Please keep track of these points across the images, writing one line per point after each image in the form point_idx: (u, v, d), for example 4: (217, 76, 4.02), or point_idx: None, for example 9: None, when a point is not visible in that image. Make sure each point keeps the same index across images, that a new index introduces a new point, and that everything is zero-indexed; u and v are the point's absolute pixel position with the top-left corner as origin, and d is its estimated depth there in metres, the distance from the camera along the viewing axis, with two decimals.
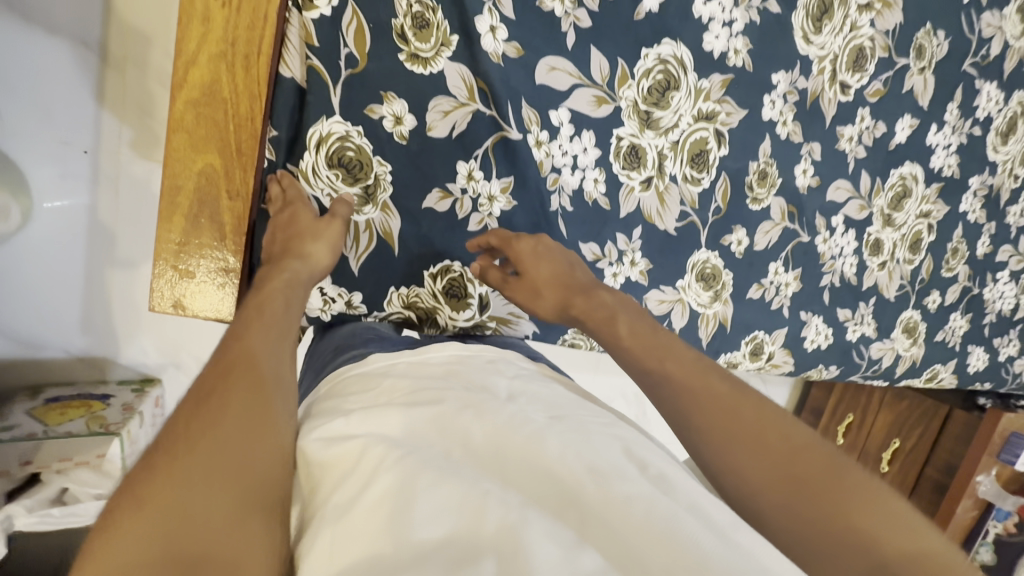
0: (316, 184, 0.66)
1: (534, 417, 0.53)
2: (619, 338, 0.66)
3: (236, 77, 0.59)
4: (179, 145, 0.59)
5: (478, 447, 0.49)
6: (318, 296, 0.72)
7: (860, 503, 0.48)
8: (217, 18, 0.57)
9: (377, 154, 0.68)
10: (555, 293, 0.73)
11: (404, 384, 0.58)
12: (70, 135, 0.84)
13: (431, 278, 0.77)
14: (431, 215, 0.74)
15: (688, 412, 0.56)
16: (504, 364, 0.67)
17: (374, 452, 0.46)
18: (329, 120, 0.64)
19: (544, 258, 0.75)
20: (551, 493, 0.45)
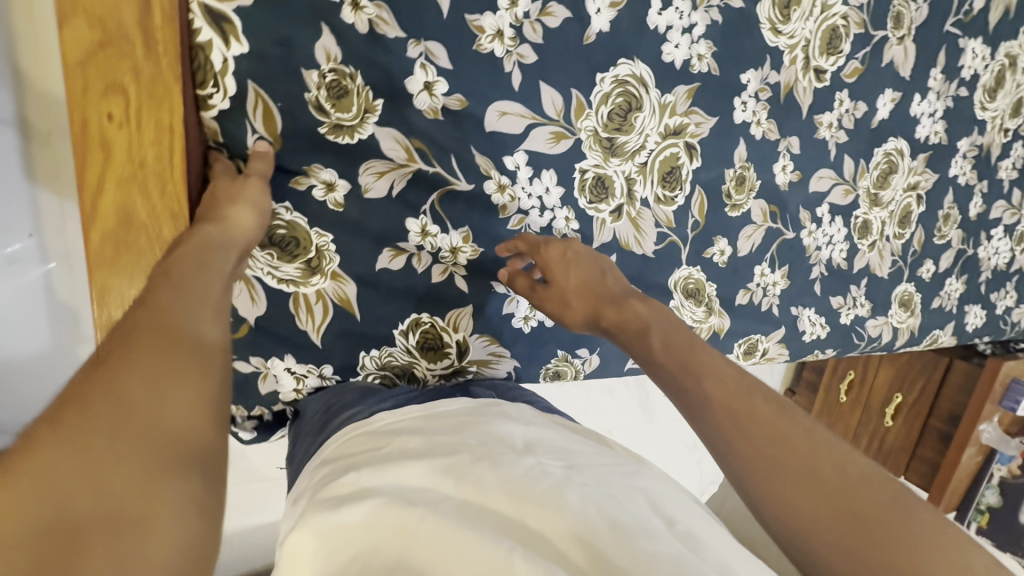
0: (254, 266, 0.63)
1: (545, 462, 0.50)
2: (652, 351, 0.59)
3: (151, 198, 0.53)
4: (107, 278, 0.55)
5: (500, 504, 0.46)
6: (290, 374, 0.69)
7: (908, 521, 0.42)
8: (118, 140, 0.51)
9: (314, 225, 0.64)
10: (583, 301, 0.67)
11: (412, 437, 0.54)
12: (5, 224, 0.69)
13: (403, 335, 0.73)
14: (391, 276, 0.70)
15: (727, 435, 0.49)
16: (512, 408, 0.62)
17: (393, 508, 0.44)
18: None
19: (573, 263, 0.69)
20: (579, 549, 0.42)
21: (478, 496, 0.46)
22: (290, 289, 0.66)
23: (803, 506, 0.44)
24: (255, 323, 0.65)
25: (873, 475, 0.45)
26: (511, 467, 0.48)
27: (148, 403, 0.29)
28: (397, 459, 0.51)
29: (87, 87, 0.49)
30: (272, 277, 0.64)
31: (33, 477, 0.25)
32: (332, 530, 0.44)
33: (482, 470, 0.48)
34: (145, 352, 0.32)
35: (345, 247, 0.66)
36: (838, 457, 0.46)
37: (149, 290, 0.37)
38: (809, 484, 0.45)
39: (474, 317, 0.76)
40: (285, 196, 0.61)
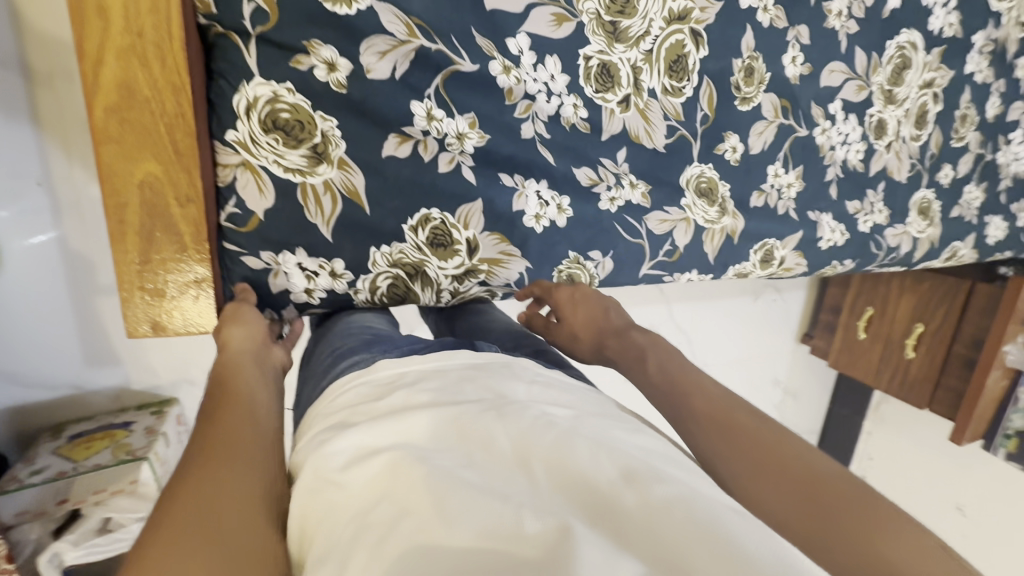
0: (258, 153, 0.63)
1: (558, 414, 0.44)
2: (647, 372, 0.57)
3: (152, 71, 0.52)
4: (114, 159, 0.54)
5: (504, 456, 0.40)
6: (301, 273, 0.69)
7: (864, 510, 0.39)
8: (115, 7, 0.50)
9: (318, 108, 0.63)
10: (591, 336, 0.69)
11: (419, 388, 0.48)
12: (19, 169, 0.84)
13: (412, 231, 0.72)
14: (397, 166, 0.69)
15: (707, 434, 0.47)
16: (520, 366, 0.53)
17: (398, 461, 0.39)
18: (252, 84, 0.60)
19: (581, 304, 0.72)
20: (581, 494, 0.37)
21: (485, 452, 0.40)
22: (296, 178, 0.65)
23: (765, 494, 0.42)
24: (264, 216, 0.65)
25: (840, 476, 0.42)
26: (516, 421, 0.42)
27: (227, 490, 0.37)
28: (393, 417, 0.44)
29: None
30: (278, 167, 0.64)
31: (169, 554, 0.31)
32: (328, 508, 0.38)
33: (488, 425, 0.42)
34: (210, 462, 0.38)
35: (350, 133, 0.66)
36: (808, 457, 0.44)
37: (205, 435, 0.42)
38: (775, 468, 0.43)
39: (484, 215, 0.75)
40: (284, 76, 0.61)
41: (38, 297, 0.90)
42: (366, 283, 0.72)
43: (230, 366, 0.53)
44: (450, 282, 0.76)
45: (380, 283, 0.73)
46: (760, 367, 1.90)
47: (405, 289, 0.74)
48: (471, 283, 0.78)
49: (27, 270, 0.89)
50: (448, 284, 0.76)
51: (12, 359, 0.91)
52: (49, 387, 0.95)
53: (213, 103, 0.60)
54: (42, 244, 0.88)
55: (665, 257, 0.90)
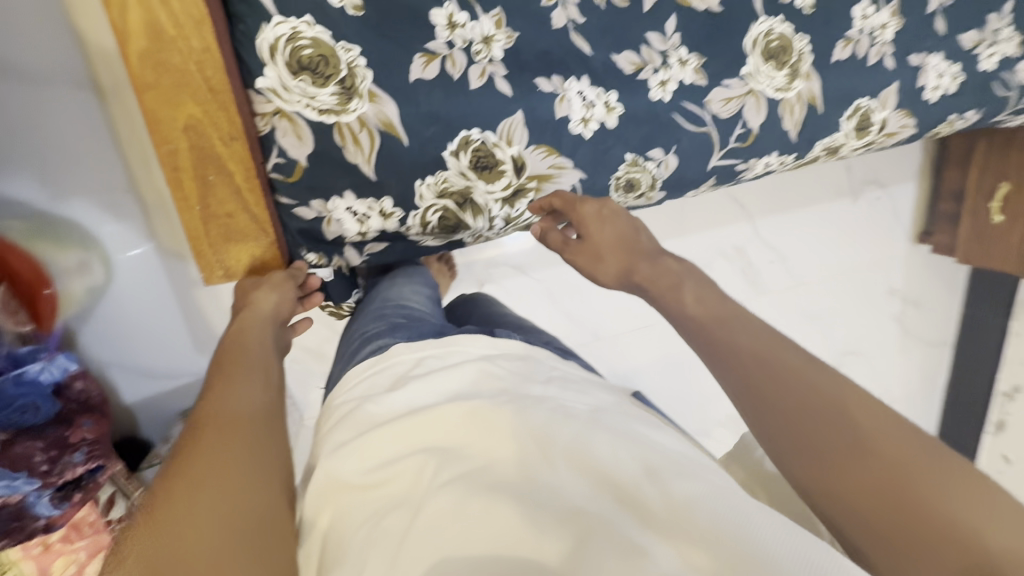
0: (290, 99, 0.60)
1: (578, 411, 0.46)
2: (686, 311, 0.55)
3: (172, 8, 0.52)
4: (156, 106, 0.55)
5: (527, 451, 0.42)
6: (351, 217, 0.66)
7: (931, 471, 0.38)
8: None
9: (339, 39, 0.59)
10: (618, 257, 0.65)
11: (447, 378, 0.51)
12: (109, 179, 0.92)
13: (454, 156, 0.67)
14: (428, 89, 0.64)
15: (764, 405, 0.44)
16: (533, 362, 0.55)
17: (423, 468, 0.42)
18: (270, 24, 0.57)
19: (607, 221, 0.67)
20: (605, 489, 0.39)
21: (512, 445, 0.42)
22: (331, 119, 0.61)
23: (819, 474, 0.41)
24: (308, 162, 0.62)
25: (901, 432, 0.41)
26: (530, 416, 0.44)
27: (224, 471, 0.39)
28: (414, 414, 0.47)
29: None
30: (311, 110, 0.61)
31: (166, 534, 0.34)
32: (347, 506, 0.43)
33: (509, 419, 0.44)
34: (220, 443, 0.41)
35: (374, 60, 0.61)
36: (868, 413, 0.42)
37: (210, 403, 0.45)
38: (830, 441, 0.41)
39: (527, 127, 0.69)
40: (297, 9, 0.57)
41: (151, 300, 1.00)
42: (416, 218, 0.69)
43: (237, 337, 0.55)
44: (501, 206, 0.72)
45: (430, 217, 0.69)
46: (872, 277, 1.68)
47: (456, 219, 0.71)
48: (521, 204, 0.73)
49: (134, 273, 0.98)
50: (499, 209, 0.72)
51: (144, 353, 1.03)
52: (175, 376, 1.06)
53: (240, 52, 0.58)
54: (139, 253, 0.97)
55: (737, 142, 0.80)
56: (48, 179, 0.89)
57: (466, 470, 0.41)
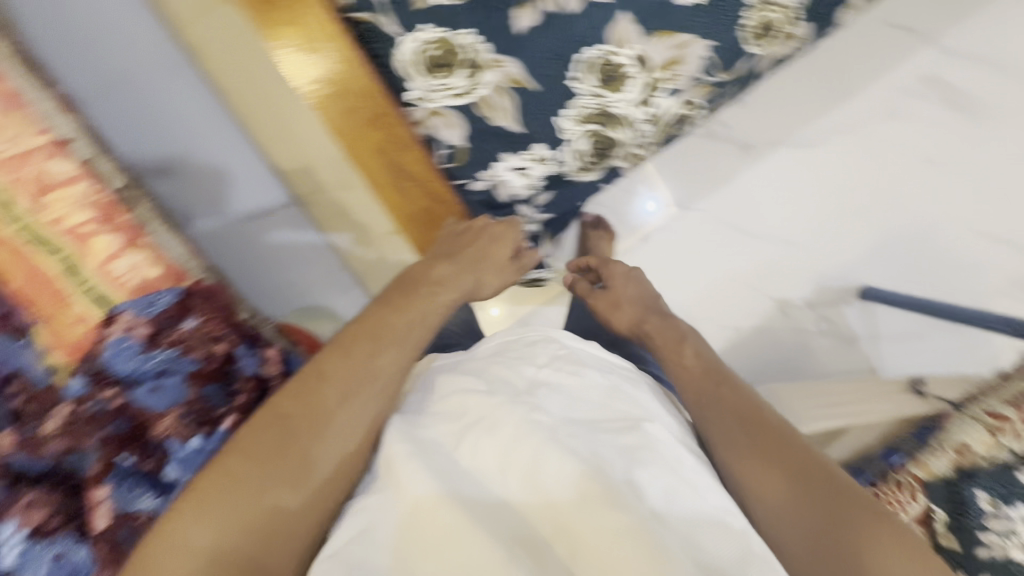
0: (437, 97, 0.70)
1: (546, 418, 0.54)
2: (682, 363, 0.73)
3: (335, 64, 0.70)
4: (353, 142, 0.73)
5: (490, 464, 0.52)
6: (514, 173, 0.74)
7: (871, 535, 0.52)
8: (297, 38, 0.69)
9: (453, 29, 0.67)
10: (633, 310, 0.84)
11: (451, 389, 0.59)
12: (327, 261, 1.08)
13: (580, 82, 0.71)
14: (538, 34, 0.68)
15: (749, 461, 0.59)
16: (542, 346, 0.65)
17: (408, 460, 0.52)
18: (402, 48, 0.68)
19: (633, 282, 0.88)
20: (545, 515, 0.49)
21: (478, 464, 0.52)
22: (472, 99, 0.70)
23: (778, 519, 0.55)
24: (466, 142, 0.73)
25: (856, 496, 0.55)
26: (501, 423, 0.53)
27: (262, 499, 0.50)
28: (422, 415, 0.58)
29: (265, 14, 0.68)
30: (456, 99, 0.70)
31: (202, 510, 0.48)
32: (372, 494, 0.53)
33: (479, 437, 0.53)
34: (270, 456, 0.51)
35: (485, 33, 0.67)
36: (832, 479, 0.56)
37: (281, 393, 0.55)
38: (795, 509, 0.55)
39: (639, 23, 0.69)
40: (412, 21, 0.66)
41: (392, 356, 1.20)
42: (570, 151, 0.74)
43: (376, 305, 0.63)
44: (640, 107, 0.74)
45: (581, 145, 0.74)
46: None
47: (604, 136, 0.75)
48: (658, 97, 0.74)
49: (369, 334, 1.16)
50: (638, 111, 0.74)
51: None
52: None
53: (390, 81, 0.70)
54: None
55: None
56: (292, 283, 1.07)
57: (438, 471, 0.51)
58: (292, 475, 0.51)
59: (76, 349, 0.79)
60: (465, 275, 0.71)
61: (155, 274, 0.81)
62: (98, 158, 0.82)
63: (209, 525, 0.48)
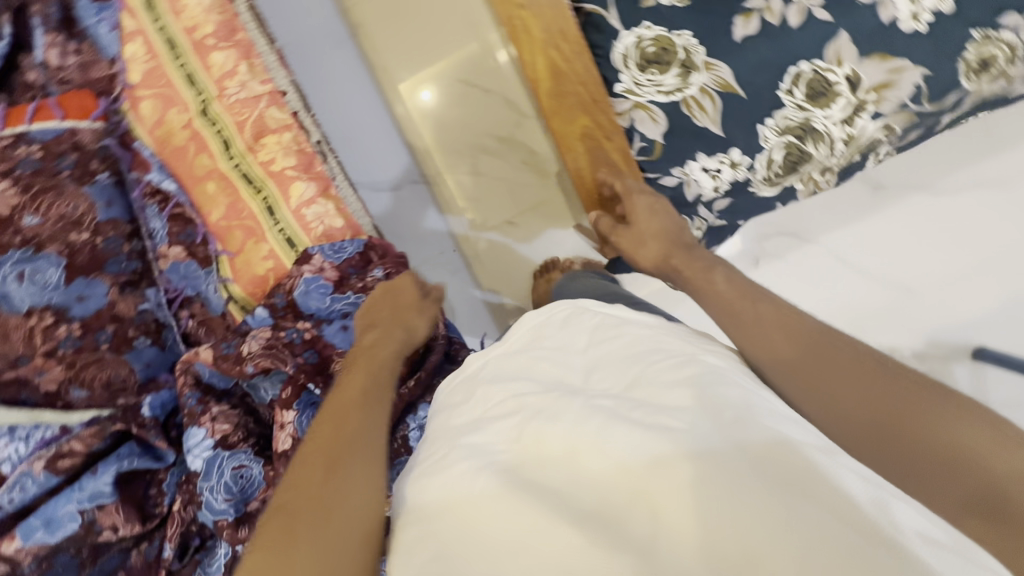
0: (645, 91, 0.73)
1: (606, 399, 0.44)
2: (715, 290, 0.61)
3: (561, 49, 0.73)
4: (561, 126, 0.76)
5: (557, 441, 0.42)
6: (705, 174, 0.76)
7: (950, 420, 0.42)
8: (531, 20, 0.72)
9: (672, 29, 0.72)
10: (658, 245, 0.72)
11: (498, 387, 0.50)
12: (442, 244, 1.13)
13: (788, 94, 0.72)
14: (753, 43, 0.72)
15: (800, 383, 0.48)
16: (576, 320, 0.56)
17: (454, 458, 0.45)
18: (621, 41, 0.72)
19: (657, 212, 0.74)
20: (627, 493, 0.37)
21: (531, 450, 0.43)
22: (677, 97, 0.73)
23: (848, 427, 0.44)
24: (664, 138, 0.75)
25: (919, 386, 0.45)
26: (562, 414, 0.43)
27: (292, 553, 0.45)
28: (463, 423, 0.50)
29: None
30: (663, 95, 0.73)
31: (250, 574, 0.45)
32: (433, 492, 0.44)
33: (537, 424, 0.44)
34: (286, 509, 0.49)
35: (702, 37, 0.72)
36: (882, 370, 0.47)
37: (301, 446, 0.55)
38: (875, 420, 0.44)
39: (855, 43, 0.71)
40: (639, 19, 0.71)
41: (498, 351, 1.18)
42: (763, 161, 0.75)
43: (355, 360, 0.68)
44: (842, 126, 0.74)
45: (776, 156, 0.75)
46: None
47: (800, 151, 0.75)
48: (862, 120, 0.74)
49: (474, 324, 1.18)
50: (839, 130, 0.74)
51: None
52: None
53: (603, 73, 0.73)
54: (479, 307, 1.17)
55: None
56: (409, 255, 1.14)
57: (483, 458, 0.44)
58: (327, 510, 0.48)
59: (255, 283, 0.85)
60: (394, 329, 0.73)
61: (338, 225, 0.85)
62: (303, 114, 0.88)
63: None
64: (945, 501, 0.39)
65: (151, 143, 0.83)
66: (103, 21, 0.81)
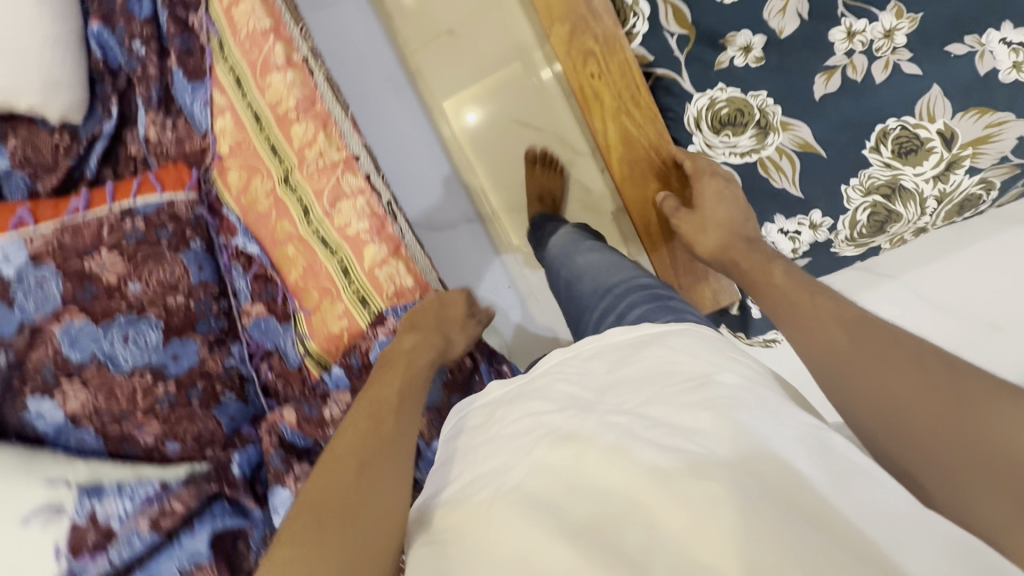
0: (718, 152, 0.72)
1: (620, 416, 0.45)
2: (773, 283, 0.59)
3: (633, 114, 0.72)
4: (634, 192, 0.75)
5: (565, 456, 0.44)
6: (784, 237, 0.74)
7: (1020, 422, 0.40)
8: (604, 88, 0.71)
9: (748, 90, 0.70)
10: (720, 235, 0.67)
11: (521, 409, 0.50)
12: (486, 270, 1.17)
13: (874, 153, 0.69)
14: (836, 101, 0.69)
15: (845, 377, 0.49)
16: (599, 358, 0.54)
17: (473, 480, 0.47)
18: (693, 104, 0.72)
19: (723, 200, 0.69)
20: (621, 509, 0.39)
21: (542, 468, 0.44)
22: (753, 158, 0.71)
23: (881, 421, 0.45)
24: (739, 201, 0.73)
25: (986, 384, 0.42)
26: (580, 432, 0.44)
27: (322, 540, 0.47)
28: (482, 438, 0.51)
29: (579, 60, 0.71)
30: (736, 156, 0.72)
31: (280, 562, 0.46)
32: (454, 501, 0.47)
33: (553, 439, 0.45)
34: (321, 499, 0.51)
35: (780, 96, 0.70)
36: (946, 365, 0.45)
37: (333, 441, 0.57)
38: (927, 433, 0.43)
39: (950, 97, 0.67)
40: (713, 81, 0.71)
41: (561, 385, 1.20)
42: (845, 221, 0.72)
43: (391, 360, 0.70)
44: (932, 184, 0.70)
45: (859, 216, 0.72)
46: None
47: (887, 211, 0.72)
48: (956, 176, 0.69)
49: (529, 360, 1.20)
50: (931, 187, 0.70)
51: None
52: None
53: (674, 135, 0.74)
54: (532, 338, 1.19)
55: None
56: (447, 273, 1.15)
57: (503, 466, 0.46)
58: (362, 506, 0.49)
59: (328, 339, 0.88)
60: (435, 335, 0.76)
61: (408, 284, 0.87)
62: (375, 176, 0.91)
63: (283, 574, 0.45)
64: (990, 509, 0.39)
65: (237, 209, 0.89)
66: (196, 97, 0.87)
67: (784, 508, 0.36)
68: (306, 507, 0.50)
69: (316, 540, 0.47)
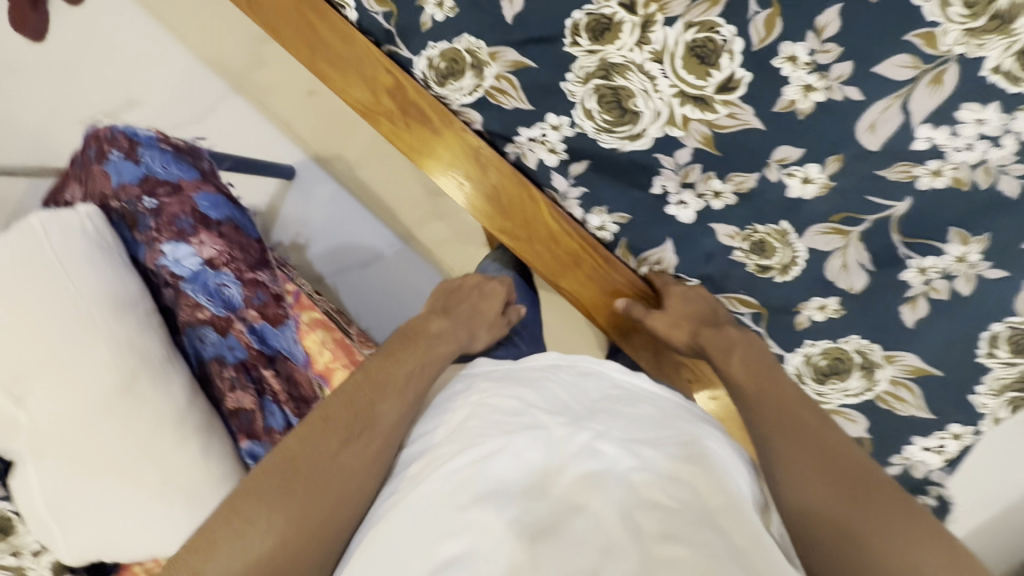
0: (831, 396, 0.77)
1: (609, 444, 0.50)
2: (730, 372, 0.69)
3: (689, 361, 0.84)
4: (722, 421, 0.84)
5: (539, 463, 0.49)
6: (931, 450, 0.76)
7: (891, 528, 0.47)
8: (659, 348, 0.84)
9: (837, 338, 0.74)
10: (686, 330, 0.76)
11: (503, 394, 0.58)
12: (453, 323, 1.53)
13: (992, 359, 0.70)
14: (931, 325, 0.71)
15: (777, 450, 0.57)
16: (594, 380, 0.62)
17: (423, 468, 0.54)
18: (789, 363, 0.77)
19: (688, 298, 0.77)
20: (548, 516, 0.45)
21: (522, 467, 0.49)
22: (868, 395, 0.75)
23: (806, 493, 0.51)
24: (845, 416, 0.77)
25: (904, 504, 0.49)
26: (566, 444, 0.50)
27: (291, 496, 0.54)
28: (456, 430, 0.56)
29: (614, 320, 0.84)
30: (850, 395, 0.76)
31: (241, 519, 0.53)
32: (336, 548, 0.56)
33: (525, 448, 0.50)
34: (299, 465, 0.57)
35: (871, 335, 0.73)
36: (878, 484, 0.51)
37: (335, 392, 0.64)
38: (819, 487, 0.52)
39: None
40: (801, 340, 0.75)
41: None
42: (988, 420, 0.73)
43: (410, 346, 0.73)
44: None
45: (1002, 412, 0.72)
46: None
47: None
48: None
49: None
50: None
51: None
52: None
53: None
54: None
55: None
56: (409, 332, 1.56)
57: (472, 461, 0.49)
58: (326, 488, 0.55)
59: None
60: (461, 328, 0.82)
61: None
62: None
63: (238, 523, 0.52)
64: None
65: None
66: None
67: (739, 561, 0.42)
68: (286, 455, 0.57)
69: (279, 488, 0.55)
